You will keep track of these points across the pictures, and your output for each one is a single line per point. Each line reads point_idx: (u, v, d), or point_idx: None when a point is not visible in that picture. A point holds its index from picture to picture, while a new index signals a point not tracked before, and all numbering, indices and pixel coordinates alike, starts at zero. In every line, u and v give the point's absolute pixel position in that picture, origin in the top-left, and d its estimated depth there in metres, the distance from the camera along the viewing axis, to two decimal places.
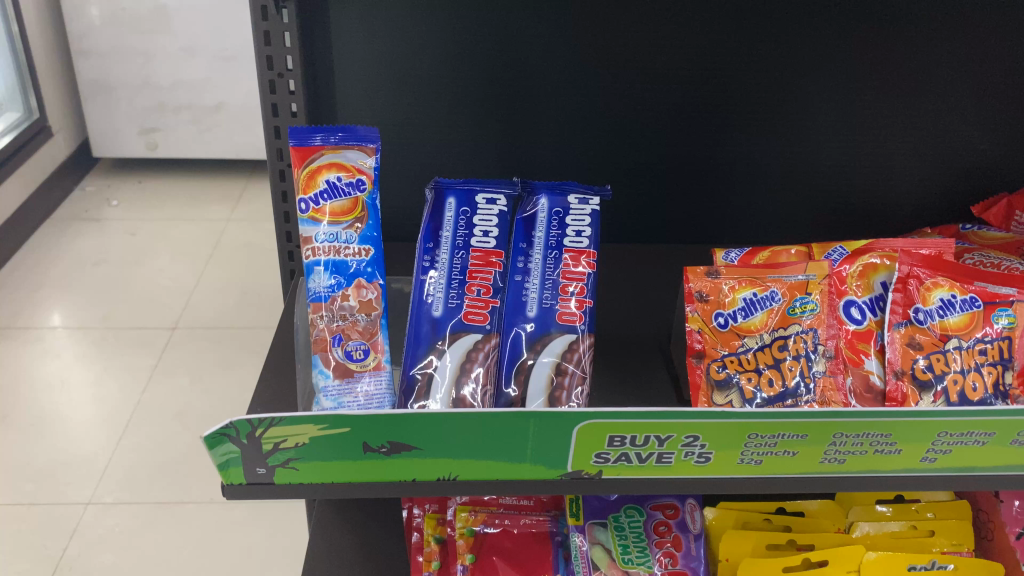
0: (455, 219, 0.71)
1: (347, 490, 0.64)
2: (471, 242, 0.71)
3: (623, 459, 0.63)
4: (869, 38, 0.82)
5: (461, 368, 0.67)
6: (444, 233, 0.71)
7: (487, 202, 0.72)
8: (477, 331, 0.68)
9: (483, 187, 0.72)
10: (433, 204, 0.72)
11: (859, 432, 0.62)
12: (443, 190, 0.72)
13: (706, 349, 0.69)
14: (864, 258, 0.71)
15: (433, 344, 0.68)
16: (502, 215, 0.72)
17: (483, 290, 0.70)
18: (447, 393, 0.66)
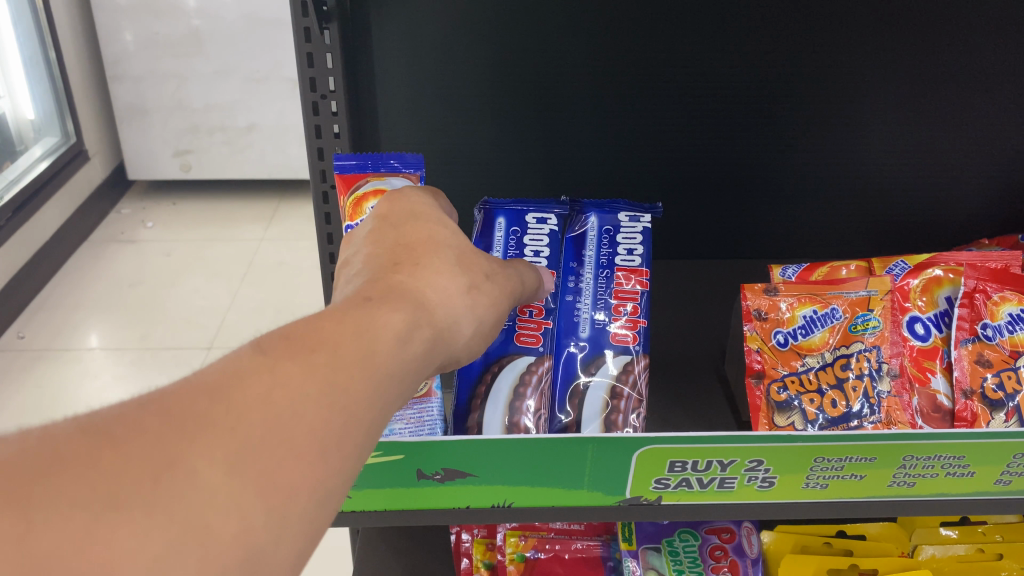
0: (506, 238, 0.70)
1: (404, 517, 0.63)
2: (523, 264, 0.69)
3: (683, 485, 0.61)
4: (928, 47, 0.79)
5: (516, 391, 0.65)
6: (496, 252, 0.70)
7: (538, 221, 0.71)
8: (530, 354, 0.66)
9: (533, 206, 0.71)
10: (482, 224, 0.71)
11: (930, 454, 0.59)
12: (492, 208, 0.71)
13: (766, 369, 0.67)
14: (928, 271, 0.68)
15: (487, 366, 0.66)
16: (552, 235, 0.70)
17: (536, 311, 0.67)
18: (501, 417, 0.64)
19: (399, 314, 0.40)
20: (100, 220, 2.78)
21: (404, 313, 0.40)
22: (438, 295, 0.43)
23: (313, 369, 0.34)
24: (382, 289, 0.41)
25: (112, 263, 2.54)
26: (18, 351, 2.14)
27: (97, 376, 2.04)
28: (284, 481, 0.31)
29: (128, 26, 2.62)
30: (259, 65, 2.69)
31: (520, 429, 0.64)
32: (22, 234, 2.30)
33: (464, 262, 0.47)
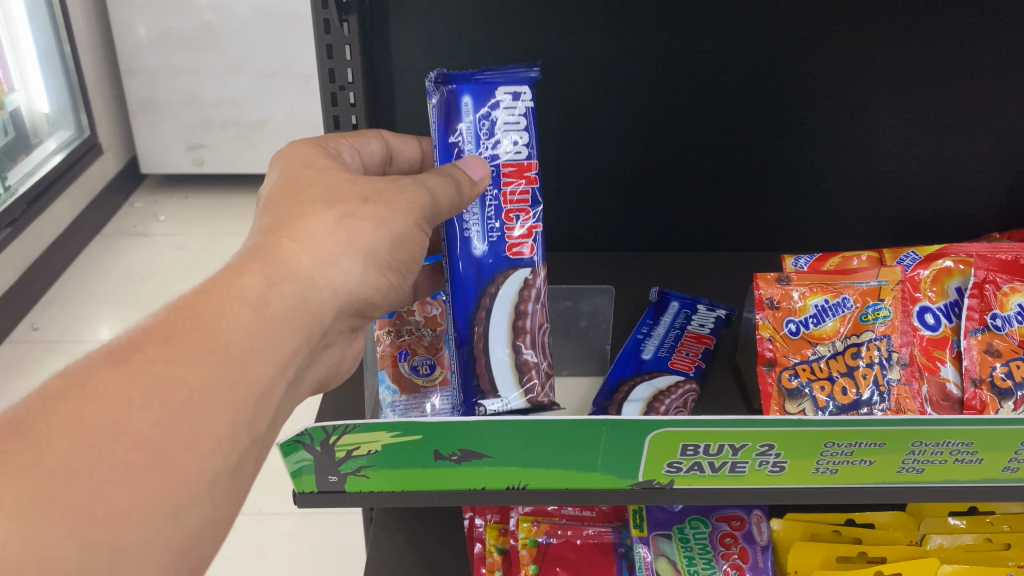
0: (475, 126, 0.59)
1: (420, 499, 0.64)
2: (500, 155, 0.59)
3: (696, 469, 0.62)
4: (937, 42, 0.80)
5: (517, 311, 0.61)
6: (466, 146, 0.59)
7: (510, 97, 0.58)
8: (525, 267, 0.61)
9: (500, 79, 0.58)
10: (443, 108, 0.58)
11: (940, 441, 0.60)
12: (454, 88, 0.58)
13: (778, 357, 0.68)
14: (939, 262, 0.70)
15: (481, 291, 0.61)
16: (529, 113, 0.59)
17: (523, 215, 0.60)
18: (505, 343, 0.61)
19: (255, 283, 0.47)
20: (113, 214, 2.81)
21: (255, 277, 0.47)
22: (305, 247, 0.50)
23: (135, 379, 0.40)
24: (248, 258, 0.48)
25: (125, 257, 2.57)
26: (32, 342, 2.16)
27: None
28: (100, 491, 0.38)
29: (141, 21, 2.64)
30: (271, 60, 2.71)
31: (527, 349, 0.62)
32: (36, 227, 2.33)
33: (338, 195, 0.53)
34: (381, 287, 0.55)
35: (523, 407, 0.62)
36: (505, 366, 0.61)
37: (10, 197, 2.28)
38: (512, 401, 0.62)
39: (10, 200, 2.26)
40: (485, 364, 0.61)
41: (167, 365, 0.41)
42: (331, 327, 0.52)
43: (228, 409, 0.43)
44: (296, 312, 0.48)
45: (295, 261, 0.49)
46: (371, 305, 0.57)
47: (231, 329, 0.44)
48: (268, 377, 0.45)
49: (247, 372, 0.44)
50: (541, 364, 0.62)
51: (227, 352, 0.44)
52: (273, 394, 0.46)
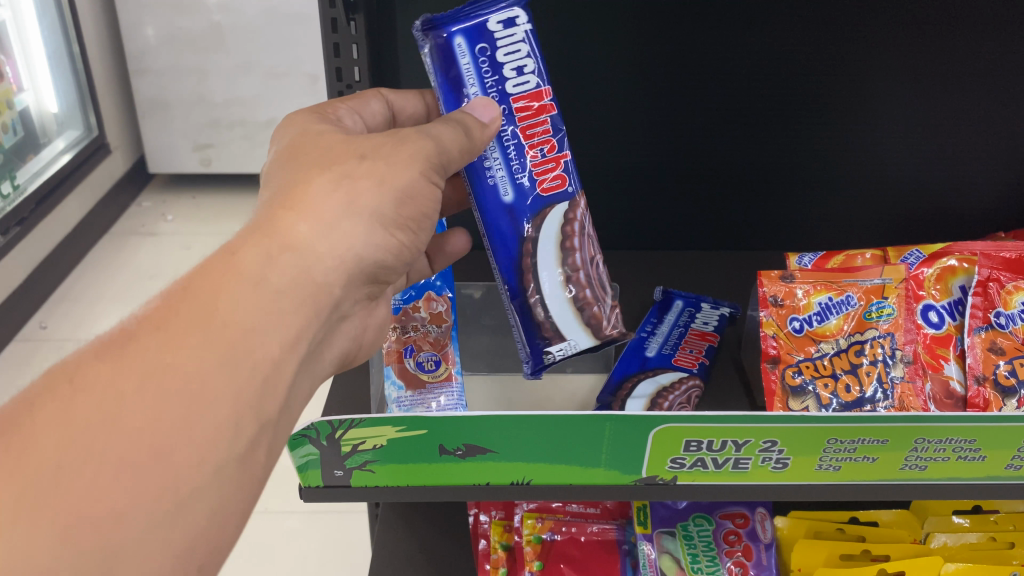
0: (475, 62, 0.57)
1: (424, 494, 0.64)
2: (509, 89, 0.58)
3: (698, 465, 0.63)
4: (944, 41, 0.80)
5: (563, 246, 0.62)
6: (470, 85, 0.58)
7: (505, 26, 0.57)
8: (562, 200, 0.61)
9: (491, 9, 0.57)
10: (439, 56, 0.58)
11: (942, 438, 0.60)
12: (444, 32, 0.57)
13: (781, 355, 0.68)
14: (943, 260, 0.70)
15: (521, 237, 0.61)
16: (528, 37, 0.58)
17: (547, 147, 0.60)
18: (558, 283, 0.62)
19: (254, 258, 0.47)
20: (121, 213, 2.82)
21: (251, 253, 0.48)
22: (305, 217, 0.50)
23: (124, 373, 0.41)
24: (250, 235, 0.49)
25: (132, 256, 2.58)
26: (40, 340, 2.17)
27: None
28: (93, 493, 0.39)
29: (150, 21, 2.65)
30: (278, 59, 2.72)
31: (582, 286, 0.63)
32: (45, 226, 2.34)
33: (335, 158, 0.54)
34: (391, 248, 0.56)
35: (592, 342, 0.62)
36: (563, 307, 0.62)
37: (19, 196, 2.29)
38: (578, 341, 0.62)
39: (19, 199, 2.27)
40: (543, 310, 0.62)
41: (162, 351, 0.42)
42: (345, 295, 0.53)
43: (230, 391, 0.43)
44: (299, 285, 0.49)
45: (295, 233, 0.50)
46: (384, 269, 0.57)
47: (229, 309, 0.45)
48: (273, 355, 0.46)
49: (250, 353, 0.45)
50: (601, 297, 0.63)
51: (225, 332, 0.44)
52: (281, 371, 0.47)
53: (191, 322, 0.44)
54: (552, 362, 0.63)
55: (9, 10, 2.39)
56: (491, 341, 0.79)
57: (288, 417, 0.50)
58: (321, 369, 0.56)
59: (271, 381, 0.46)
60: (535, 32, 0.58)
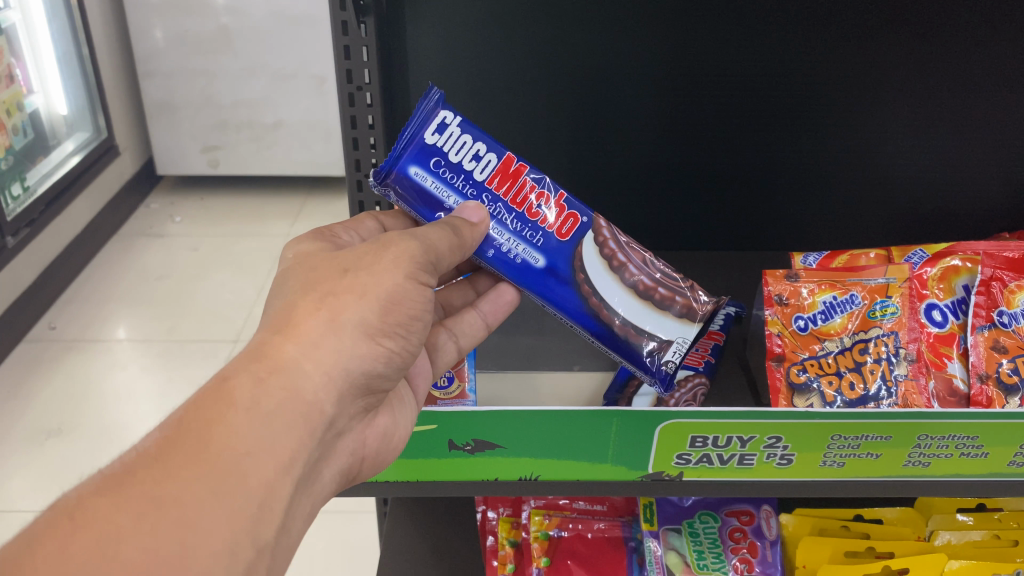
0: (440, 180, 0.62)
1: (434, 489, 0.66)
2: (479, 177, 0.62)
3: (704, 461, 0.63)
4: (947, 41, 0.81)
5: (611, 263, 0.63)
6: (449, 197, 0.62)
7: (440, 132, 0.61)
8: (585, 229, 0.63)
9: (419, 128, 0.61)
10: (406, 191, 0.62)
11: (945, 434, 0.61)
12: (397, 171, 0.61)
13: (786, 353, 0.69)
14: (946, 260, 0.70)
15: (576, 284, 0.63)
16: (464, 126, 0.62)
17: (541, 201, 0.63)
18: (632, 299, 0.63)
19: (244, 384, 0.49)
20: (129, 214, 2.84)
21: (243, 378, 0.49)
22: (295, 338, 0.52)
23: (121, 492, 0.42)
24: (241, 362, 0.51)
25: (141, 257, 2.60)
26: (50, 340, 2.19)
27: (127, 367, 2.09)
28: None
29: (158, 23, 2.67)
30: (286, 61, 2.73)
31: (653, 287, 0.64)
32: (54, 227, 2.36)
33: (319, 279, 0.55)
34: (381, 357, 0.56)
35: (695, 328, 0.63)
36: (648, 318, 0.63)
37: (30, 198, 2.31)
38: (685, 334, 0.63)
39: (29, 200, 2.29)
40: (635, 328, 0.63)
41: (159, 487, 0.43)
42: (339, 411, 0.54)
43: (225, 515, 0.44)
44: (288, 407, 0.50)
45: (283, 354, 0.51)
46: (376, 378, 0.57)
47: (225, 437, 0.46)
48: (269, 479, 0.47)
49: (246, 479, 0.46)
50: (677, 286, 0.64)
51: (220, 461, 0.45)
52: (279, 489, 0.48)
53: (197, 416, 0.47)
54: (675, 366, 0.63)
55: (20, 13, 2.41)
56: (499, 340, 0.80)
57: (285, 542, 0.50)
58: (322, 490, 0.55)
59: (269, 503, 0.47)
60: (468, 119, 0.62)
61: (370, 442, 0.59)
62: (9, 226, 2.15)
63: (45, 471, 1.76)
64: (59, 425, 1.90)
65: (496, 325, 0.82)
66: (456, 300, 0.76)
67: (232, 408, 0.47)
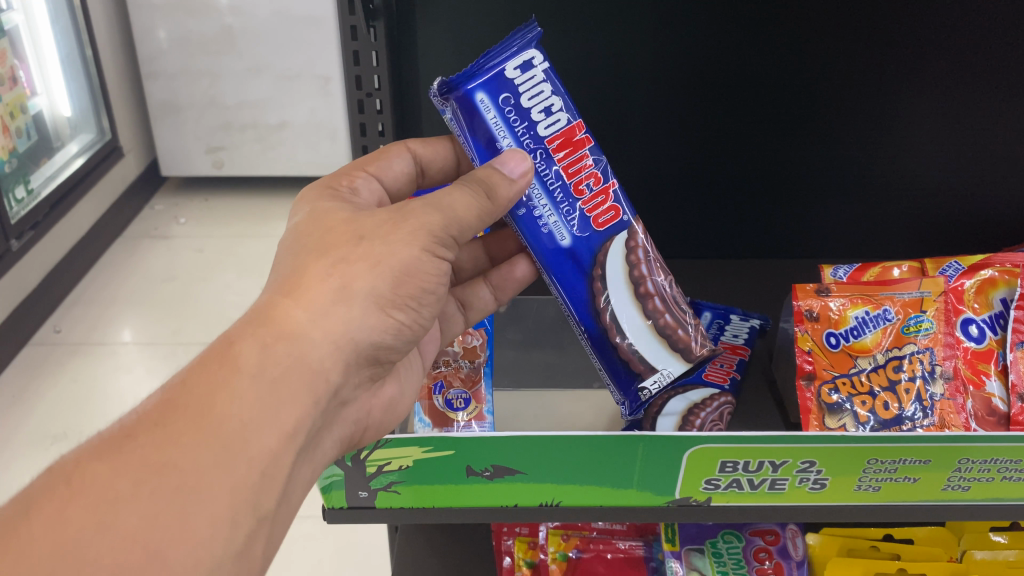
0: (501, 119, 0.56)
1: (450, 516, 0.63)
2: (541, 132, 0.57)
3: (734, 486, 0.61)
4: (978, 41, 0.78)
5: (633, 279, 0.61)
6: (501, 139, 0.57)
7: (522, 70, 0.56)
8: (620, 235, 0.60)
9: (503, 56, 0.55)
10: (464, 115, 0.56)
11: (987, 458, 0.58)
12: (464, 91, 0.55)
13: (817, 371, 0.66)
14: (982, 272, 0.67)
15: (590, 278, 0.60)
16: (548, 75, 0.57)
17: (592, 181, 0.59)
18: (637, 315, 0.61)
19: (250, 350, 0.47)
20: (133, 216, 2.82)
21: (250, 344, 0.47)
22: (301, 302, 0.49)
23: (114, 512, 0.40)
24: (246, 323, 0.48)
25: (145, 259, 2.58)
26: (54, 344, 2.17)
27: (132, 370, 2.06)
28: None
29: (162, 24, 2.64)
30: (291, 62, 2.70)
31: (661, 312, 0.61)
32: (58, 230, 2.33)
33: (329, 240, 0.52)
34: (390, 329, 0.54)
35: (683, 367, 0.61)
36: (646, 339, 0.61)
37: (34, 200, 2.29)
38: (671, 368, 0.61)
39: (33, 203, 2.27)
40: (629, 345, 0.61)
41: (159, 452, 0.42)
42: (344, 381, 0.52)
43: (226, 484, 0.43)
44: (293, 374, 0.48)
45: (289, 318, 0.49)
46: (387, 349, 0.55)
47: (227, 403, 0.44)
48: (272, 448, 0.46)
49: (247, 444, 0.44)
50: (683, 319, 0.61)
51: (223, 426, 0.44)
52: (282, 457, 0.46)
53: (199, 405, 0.44)
54: (651, 395, 0.62)
55: (22, 14, 2.38)
56: (516, 356, 0.77)
57: (285, 506, 0.49)
58: (319, 456, 0.54)
59: (270, 471, 0.46)
60: (554, 68, 0.57)
61: (374, 412, 0.60)
62: (13, 228, 2.13)
63: None
64: (63, 429, 1.88)
65: (512, 339, 0.79)
66: (467, 262, 0.74)
67: (238, 373, 0.46)
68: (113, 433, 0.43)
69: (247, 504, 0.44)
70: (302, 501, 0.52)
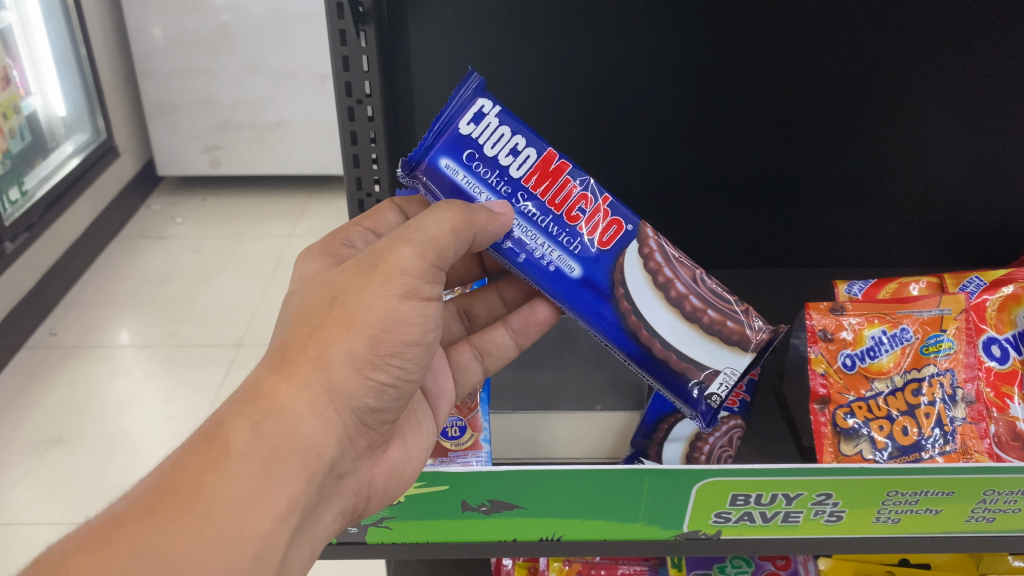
0: (473, 174, 0.55)
1: (446, 551, 0.60)
2: (515, 174, 0.56)
3: (745, 519, 0.57)
4: (1006, 47, 0.74)
5: (659, 280, 0.56)
6: (481, 193, 0.56)
7: (476, 122, 0.55)
8: (631, 241, 0.56)
9: (453, 118, 0.55)
10: (435, 185, 0.56)
11: (1014, 490, 0.55)
12: (426, 163, 0.55)
13: (831, 395, 0.63)
14: (1005, 288, 0.64)
15: (614, 299, 0.56)
16: (503, 117, 0.55)
17: (583, 204, 0.56)
18: (676, 319, 0.56)
19: (240, 430, 0.45)
20: (130, 216, 2.78)
21: (240, 430, 0.44)
22: (290, 380, 0.47)
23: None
24: (234, 403, 0.46)
25: (142, 260, 2.54)
26: (50, 347, 2.13)
27: (130, 373, 2.03)
28: None
29: (158, 22, 2.60)
30: (288, 60, 2.66)
31: (702, 309, 0.56)
32: (53, 230, 2.30)
33: (311, 310, 0.50)
34: (371, 391, 0.51)
35: (747, 359, 0.56)
36: (693, 341, 0.56)
37: (28, 202, 2.24)
38: (735, 364, 0.56)
39: (27, 204, 2.23)
40: (679, 354, 0.56)
41: (138, 535, 0.39)
42: (341, 456, 0.50)
43: (218, 571, 0.41)
44: (282, 453, 0.45)
45: (277, 395, 0.47)
46: (373, 415, 0.52)
47: (218, 487, 0.42)
48: (265, 530, 0.43)
49: (240, 529, 0.42)
50: (729, 308, 0.56)
51: (211, 511, 0.41)
52: (276, 539, 0.44)
53: (177, 486, 0.41)
54: (721, 401, 0.56)
55: (15, 13, 2.34)
56: (514, 376, 0.74)
57: None
58: (323, 531, 0.52)
59: (264, 554, 0.43)
60: (507, 109, 0.56)
61: (378, 479, 0.55)
62: (6, 232, 2.09)
63: (49, 484, 1.71)
64: (60, 433, 1.84)
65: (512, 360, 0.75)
66: (481, 310, 0.71)
67: (228, 455, 0.43)
68: (102, 522, 0.40)
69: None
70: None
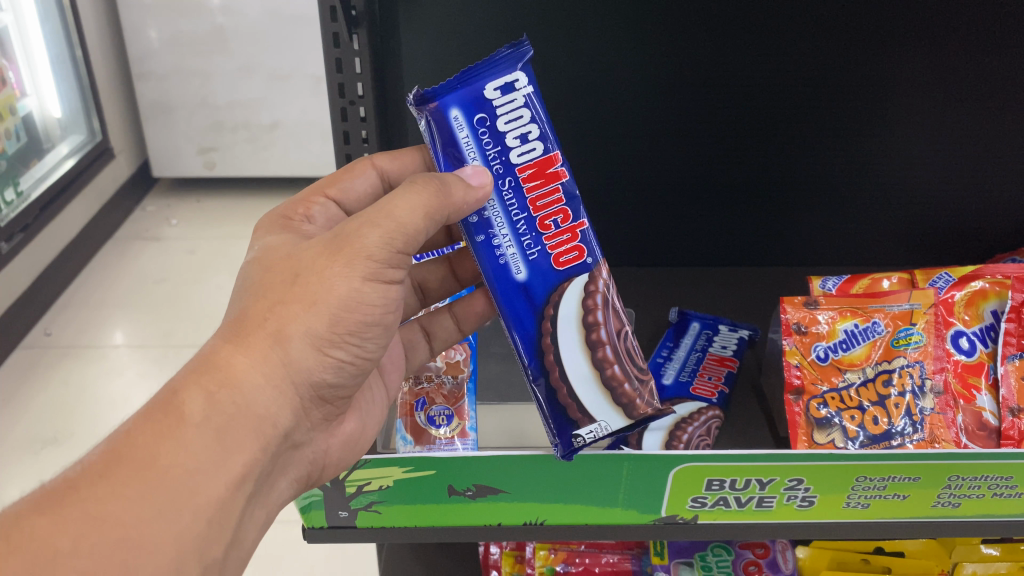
0: (475, 136, 0.55)
1: (434, 535, 0.62)
2: (513, 159, 0.55)
3: (721, 504, 0.60)
4: (973, 50, 0.76)
5: (585, 322, 0.58)
6: (470, 157, 0.55)
7: (503, 92, 0.54)
8: (582, 273, 0.57)
9: (484, 75, 0.54)
10: (437, 129, 0.55)
11: (977, 475, 0.57)
12: (438, 104, 0.54)
13: (805, 386, 0.65)
14: (972, 284, 0.67)
15: (541, 316, 0.57)
16: (530, 101, 0.54)
17: (561, 218, 0.56)
18: (584, 360, 0.58)
19: (194, 400, 0.48)
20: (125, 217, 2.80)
21: (196, 400, 0.48)
22: (247, 350, 0.50)
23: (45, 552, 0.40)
24: (190, 372, 0.49)
25: (138, 260, 2.56)
26: (44, 347, 2.15)
27: (123, 372, 2.05)
28: None
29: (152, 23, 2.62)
30: (283, 62, 2.68)
31: (611, 361, 0.58)
32: (48, 231, 2.30)
33: (276, 291, 0.52)
34: (329, 366, 0.54)
35: (625, 423, 0.57)
36: (589, 385, 0.58)
37: (23, 202, 2.25)
38: (610, 422, 0.57)
39: (22, 204, 2.24)
40: (570, 390, 0.58)
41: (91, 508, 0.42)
42: (294, 423, 0.53)
43: (173, 533, 0.44)
44: (237, 423, 0.49)
45: (233, 364, 0.50)
46: (325, 386, 0.55)
47: (173, 454, 0.46)
48: (220, 496, 0.47)
49: (195, 495, 0.46)
50: (632, 373, 0.58)
51: (163, 486, 0.44)
52: (230, 503, 0.48)
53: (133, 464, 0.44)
54: (585, 444, 0.57)
55: (10, 14, 2.34)
56: (499, 368, 0.76)
57: (235, 552, 0.50)
58: (277, 498, 0.55)
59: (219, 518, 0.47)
60: (537, 94, 0.55)
61: (332, 449, 0.59)
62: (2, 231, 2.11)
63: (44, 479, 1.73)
64: (53, 433, 1.86)
65: (495, 351, 0.78)
66: (434, 284, 0.75)
67: (183, 424, 0.46)
68: (58, 487, 0.43)
69: (193, 553, 0.45)
70: (258, 543, 0.53)
